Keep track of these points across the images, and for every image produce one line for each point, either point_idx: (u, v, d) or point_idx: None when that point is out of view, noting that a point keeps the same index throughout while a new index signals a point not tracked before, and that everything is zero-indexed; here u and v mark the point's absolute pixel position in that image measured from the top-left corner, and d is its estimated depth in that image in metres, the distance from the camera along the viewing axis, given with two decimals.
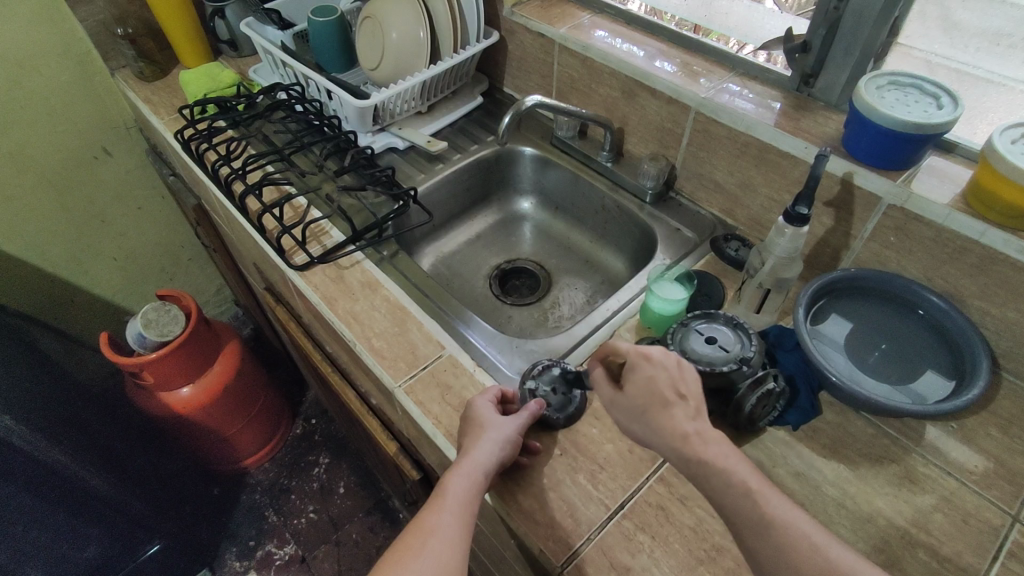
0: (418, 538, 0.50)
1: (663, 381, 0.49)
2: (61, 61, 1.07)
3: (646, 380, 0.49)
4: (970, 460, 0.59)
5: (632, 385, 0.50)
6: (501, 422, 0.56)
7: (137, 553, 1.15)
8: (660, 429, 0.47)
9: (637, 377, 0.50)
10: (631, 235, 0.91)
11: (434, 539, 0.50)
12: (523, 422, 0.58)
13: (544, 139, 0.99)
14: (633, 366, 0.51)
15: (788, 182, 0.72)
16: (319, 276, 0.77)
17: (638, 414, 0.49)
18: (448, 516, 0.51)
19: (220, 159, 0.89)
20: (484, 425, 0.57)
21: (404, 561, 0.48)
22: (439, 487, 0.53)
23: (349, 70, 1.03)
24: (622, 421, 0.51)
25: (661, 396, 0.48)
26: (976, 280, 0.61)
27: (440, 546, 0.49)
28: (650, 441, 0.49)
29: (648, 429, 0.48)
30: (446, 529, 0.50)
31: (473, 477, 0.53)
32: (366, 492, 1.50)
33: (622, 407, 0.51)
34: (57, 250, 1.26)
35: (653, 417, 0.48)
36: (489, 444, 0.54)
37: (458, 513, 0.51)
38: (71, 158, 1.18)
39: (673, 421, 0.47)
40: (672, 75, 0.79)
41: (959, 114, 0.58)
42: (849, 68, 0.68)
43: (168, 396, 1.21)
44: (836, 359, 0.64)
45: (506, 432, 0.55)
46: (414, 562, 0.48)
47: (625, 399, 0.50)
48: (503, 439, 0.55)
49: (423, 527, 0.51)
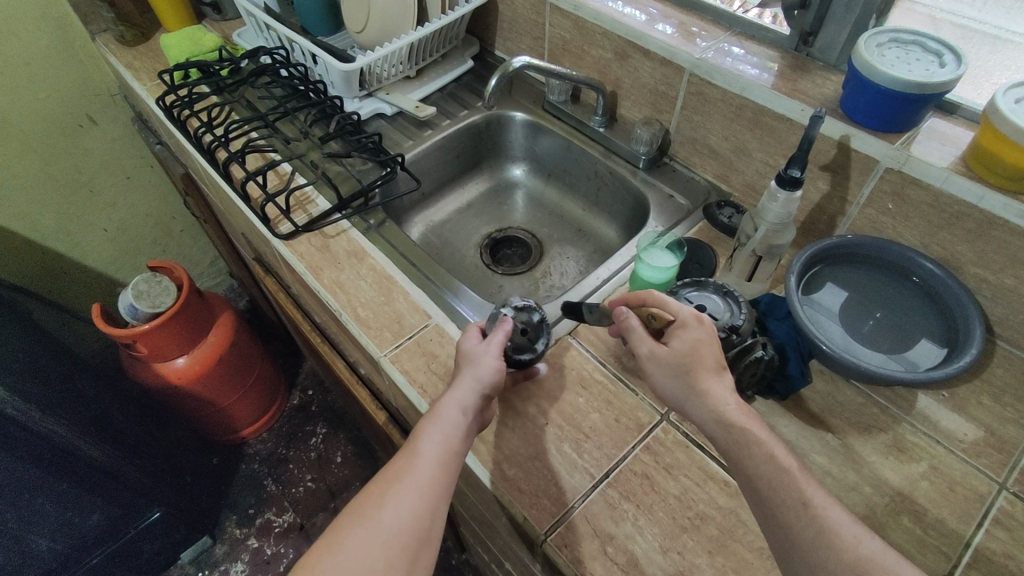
0: (389, 485, 0.48)
1: (709, 348, 0.51)
2: (39, 24, 1.04)
3: (696, 342, 0.51)
4: (959, 428, 0.58)
5: (679, 343, 0.52)
6: (482, 365, 0.55)
7: (137, 521, 1.18)
8: (702, 392, 0.49)
9: (687, 337, 0.52)
10: (624, 202, 0.89)
11: (408, 488, 0.48)
12: (500, 347, 0.57)
13: (537, 104, 0.97)
14: (684, 328, 0.53)
15: (783, 147, 0.69)
16: (304, 244, 0.76)
17: (681, 370, 0.51)
18: (424, 464, 0.49)
19: (202, 125, 0.87)
20: (465, 370, 0.56)
21: (371, 508, 0.47)
22: (414, 434, 0.52)
23: (335, 34, 1.00)
24: (655, 377, 0.52)
25: (707, 359, 0.51)
26: (973, 246, 0.59)
27: (413, 493, 0.48)
28: (682, 402, 0.51)
29: (686, 389, 0.50)
30: (420, 477, 0.49)
31: (451, 424, 0.52)
32: (363, 461, 1.51)
33: (662, 364, 0.52)
34: (46, 220, 1.24)
35: (696, 378, 0.50)
36: (467, 386, 0.54)
37: (434, 461, 0.50)
38: (55, 126, 1.16)
39: (715, 386, 0.49)
40: (668, 35, 0.76)
41: (962, 73, 0.55)
42: (850, 26, 0.65)
43: (163, 367, 1.20)
44: (828, 328, 0.63)
45: (485, 375, 0.55)
46: (384, 508, 0.47)
47: (668, 355, 0.52)
48: (481, 385, 0.54)
49: (395, 473, 0.49)
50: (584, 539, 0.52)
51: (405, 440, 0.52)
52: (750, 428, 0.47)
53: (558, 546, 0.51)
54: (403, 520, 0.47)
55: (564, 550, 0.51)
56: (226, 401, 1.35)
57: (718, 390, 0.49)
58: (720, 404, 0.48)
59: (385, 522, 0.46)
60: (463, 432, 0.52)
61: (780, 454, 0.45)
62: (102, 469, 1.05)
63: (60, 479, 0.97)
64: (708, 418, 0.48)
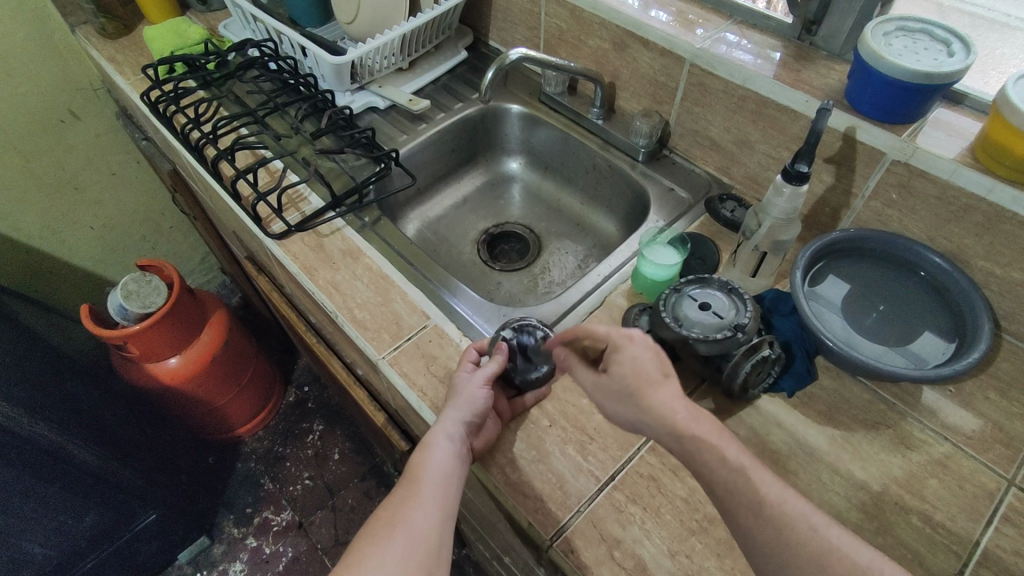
0: (395, 512, 0.49)
1: (648, 361, 0.48)
2: (16, 17, 1.00)
3: (633, 361, 0.48)
4: (966, 423, 0.58)
5: (617, 367, 0.49)
6: (471, 393, 0.55)
7: (133, 523, 1.17)
8: (648, 408, 0.46)
9: (624, 358, 0.49)
10: (623, 196, 0.88)
11: (414, 513, 0.48)
12: (488, 374, 0.56)
13: (533, 96, 0.95)
14: (618, 349, 0.50)
15: (786, 138, 0.68)
16: (297, 244, 0.74)
17: (625, 395, 0.48)
18: (429, 487, 0.50)
19: (189, 121, 0.84)
20: (450, 401, 0.55)
21: (380, 534, 0.47)
22: (412, 462, 0.52)
23: (325, 24, 0.98)
24: (608, 406, 0.50)
25: (648, 374, 0.47)
26: (981, 240, 0.58)
27: (420, 517, 0.48)
28: (638, 424, 0.47)
29: (636, 411, 0.47)
30: (425, 500, 0.49)
31: (446, 454, 0.51)
32: (361, 458, 1.50)
33: (608, 392, 0.50)
34: (31, 219, 1.21)
35: (641, 398, 0.47)
36: (456, 417, 0.53)
37: (438, 484, 0.50)
38: (37, 123, 1.12)
39: (661, 398, 0.46)
40: (667, 24, 0.74)
41: (971, 62, 0.54)
42: (855, 14, 0.64)
43: (156, 367, 1.18)
44: (832, 320, 0.62)
45: (474, 404, 0.54)
46: (394, 533, 0.47)
47: (610, 382, 0.49)
48: (470, 414, 0.54)
49: (394, 515, 0.49)
50: (589, 545, 0.51)
51: (403, 469, 0.52)
52: (701, 433, 0.43)
53: (564, 551, 0.50)
54: (413, 543, 0.47)
55: (570, 555, 0.50)
56: (221, 400, 1.34)
57: (665, 399, 0.46)
58: (668, 414, 0.45)
59: (397, 546, 0.46)
60: (457, 462, 0.51)
61: (733, 453, 0.43)
62: (95, 473, 1.03)
63: (51, 484, 0.95)
64: (660, 431, 0.45)
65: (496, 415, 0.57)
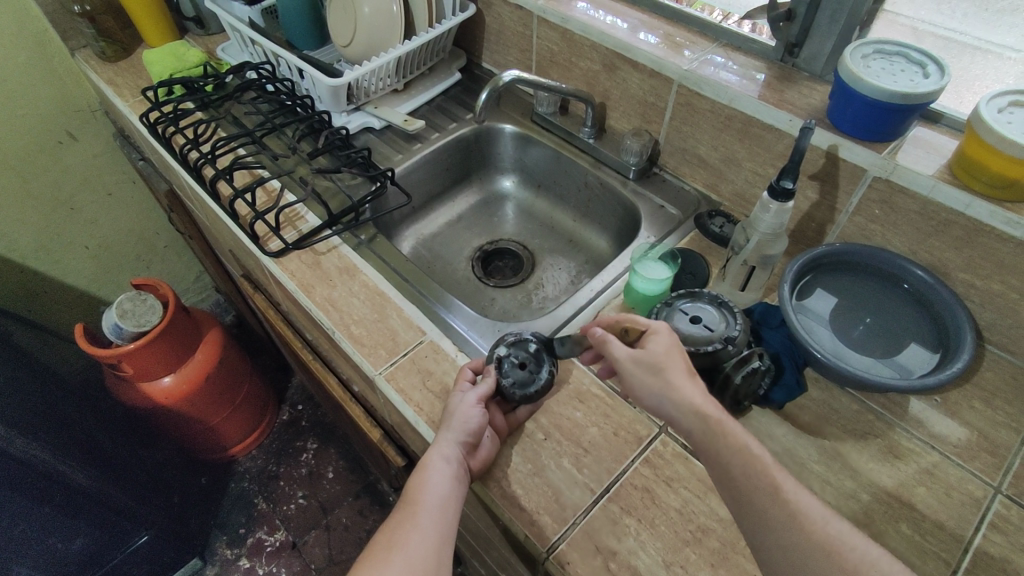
0: (393, 533, 0.49)
1: (680, 353, 0.50)
2: (16, 41, 1.02)
3: (669, 345, 0.50)
4: (953, 432, 0.59)
5: (652, 346, 0.50)
6: (464, 414, 0.56)
7: (125, 544, 1.15)
8: (676, 391, 0.47)
9: (660, 340, 0.50)
10: (615, 213, 0.89)
11: (411, 535, 0.49)
12: (480, 393, 0.57)
13: (526, 116, 0.97)
14: (656, 334, 0.51)
15: (772, 156, 0.70)
16: (295, 261, 0.75)
17: (654, 373, 0.48)
18: (425, 509, 0.51)
19: (188, 142, 0.86)
20: (445, 422, 0.56)
21: (377, 558, 0.47)
22: (409, 486, 0.53)
23: (321, 47, 1.00)
24: (632, 383, 0.50)
25: (679, 361, 0.49)
26: (961, 253, 0.60)
27: (417, 540, 0.49)
28: (659, 404, 0.48)
29: (661, 390, 0.48)
30: (423, 522, 0.50)
31: (443, 474, 0.52)
32: (355, 476, 1.50)
33: (639, 367, 0.49)
34: (26, 239, 1.21)
35: (670, 379, 0.48)
36: (451, 436, 0.54)
37: (435, 506, 0.51)
38: (35, 144, 1.14)
39: (688, 388, 0.47)
40: (654, 46, 0.77)
41: (945, 83, 0.56)
42: (835, 38, 0.66)
43: (148, 387, 1.16)
44: (820, 333, 0.64)
45: (468, 423, 0.55)
46: (391, 555, 0.47)
47: (644, 357, 0.49)
48: (464, 434, 0.55)
49: (392, 536, 0.49)
50: (585, 556, 0.51)
51: (400, 493, 0.53)
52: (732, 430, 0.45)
53: (560, 563, 0.51)
54: (411, 564, 0.47)
55: (566, 567, 0.51)
56: (216, 419, 1.33)
57: (692, 389, 0.47)
58: (693, 399, 0.46)
59: (394, 569, 0.47)
60: (453, 480, 0.52)
61: (758, 450, 0.45)
62: (85, 492, 1.02)
63: (43, 505, 0.94)
64: (684, 413, 0.47)
65: (493, 432, 0.57)
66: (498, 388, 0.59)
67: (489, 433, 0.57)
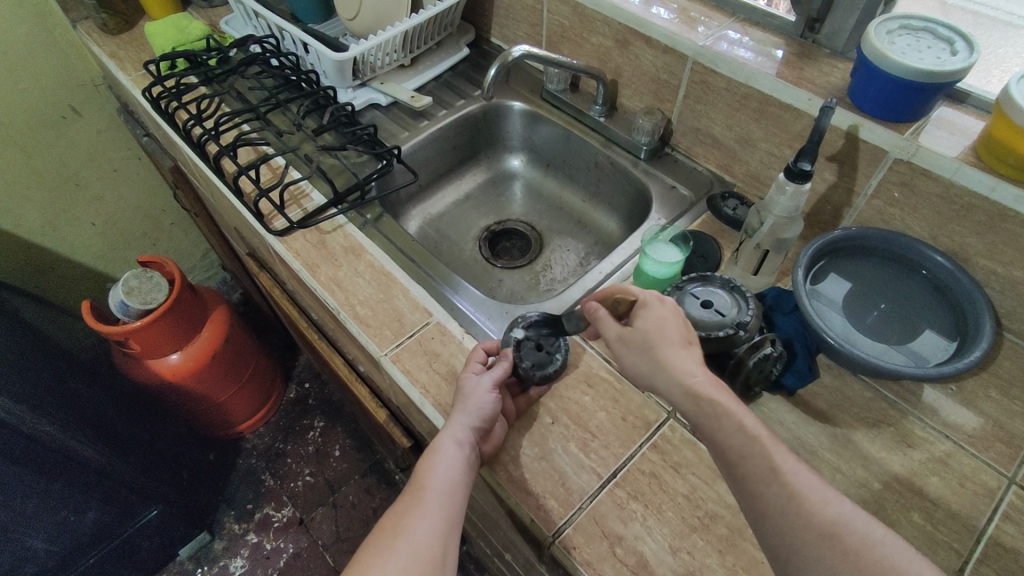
0: (400, 518, 0.49)
1: (674, 324, 0.49)
2: (16, 13, 1.00)
3: (659, 320, 0.49)
4: (967, 422, 0.58)
5: (643, 322, 0.49)
6: (478, 397, 0.55)
7: (135, 520, 1.16)
8: (666, 365, 0.46)
9: (650, 315, 0.49)
10: (626, 193, 0.88)
11: (417, 521, 0.48)
12: (495, 377, 0.57)
13: (535, 93, 0.95)
14: (647, 307, 0.50)
15: (789, 136, 0.68)
16: (299, 241, 0.74)
17: (646, 349, 0.48)
18: (433, 495, 0.50)
19: (190, 117, 0.84)
20: (459, 405, 0.55)
21: (382, 543, 0.47)
22: (417, 470, 0.53)
23: (326, 19, 0.98)
24: (624, 361, 0.50)
25: (671, 333, 0.48)
26: (983, 239, 0.58)
27: (424, 526, 0.48)
28: (650, 381, 0.48)
29: (653, 367, 0.47)
30: (430, 508, 0.49)
31: (453, 459, 0.52)
32: (361, 454, 1.51)
33: (628, 345, 0.49)
34: (32, 216, 1.21)
35: (660, 355, 0.47)
36: (462, 423, 0.53)
37: (442, 491, 0.50)
38: (37, 119, 1.12)
39: (680, 360, 0.46)
40: (670, 22, 0.74)
41: (974, 61, 0.54)
42: (858, 12, 0.63)
43: (156, 364, 1.17)
44: (833, 319, 0.62)
45: (483, 407, 0.54)
46: (396, 541, 0.47)
47: (633, 335, 0.49)
48: (478, 418, 0.54)
49: (399, 520, 0.49)
50: (592, 541, 0.51)
51: (408, 476, 0.53)
52: (719, 401, 0.44)
53: (566, 548, 0.50)
54: (417, 552, 0.46)
55: (573, 552, 0.50)
56: (222, 397, 1.34)
57: (685, 362, 0.46)
58: (687, 376, 0.45)
59: (399, 555, 0.46)
60: (463, 466, 0.52)
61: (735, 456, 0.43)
62: (95, 469, 1.02)
63: (54, 480, 0.96)
64: None
65: (503, 418, 0.57)
66: (515, 369, 0.59)
67: (501, 419, 0.56)
